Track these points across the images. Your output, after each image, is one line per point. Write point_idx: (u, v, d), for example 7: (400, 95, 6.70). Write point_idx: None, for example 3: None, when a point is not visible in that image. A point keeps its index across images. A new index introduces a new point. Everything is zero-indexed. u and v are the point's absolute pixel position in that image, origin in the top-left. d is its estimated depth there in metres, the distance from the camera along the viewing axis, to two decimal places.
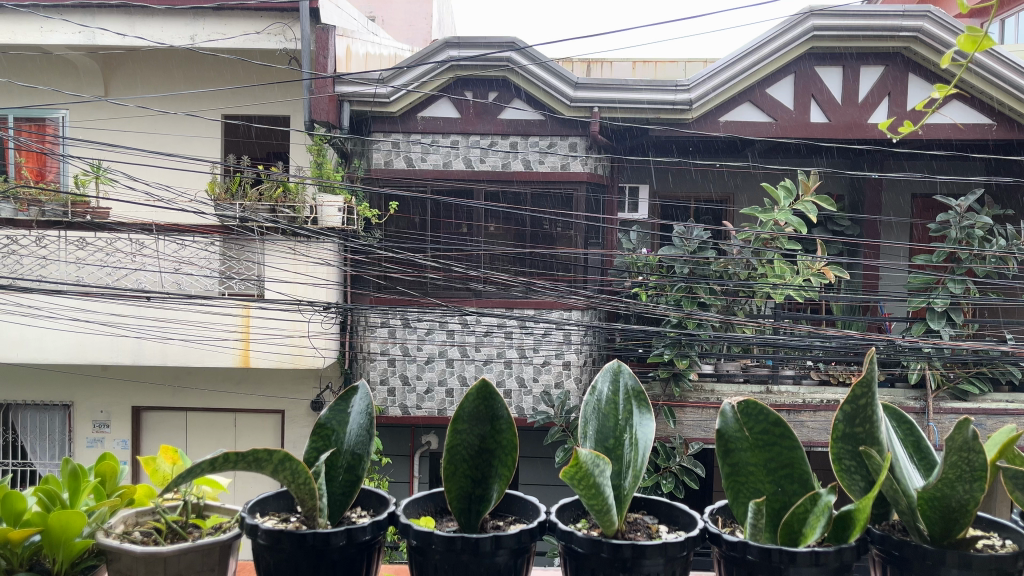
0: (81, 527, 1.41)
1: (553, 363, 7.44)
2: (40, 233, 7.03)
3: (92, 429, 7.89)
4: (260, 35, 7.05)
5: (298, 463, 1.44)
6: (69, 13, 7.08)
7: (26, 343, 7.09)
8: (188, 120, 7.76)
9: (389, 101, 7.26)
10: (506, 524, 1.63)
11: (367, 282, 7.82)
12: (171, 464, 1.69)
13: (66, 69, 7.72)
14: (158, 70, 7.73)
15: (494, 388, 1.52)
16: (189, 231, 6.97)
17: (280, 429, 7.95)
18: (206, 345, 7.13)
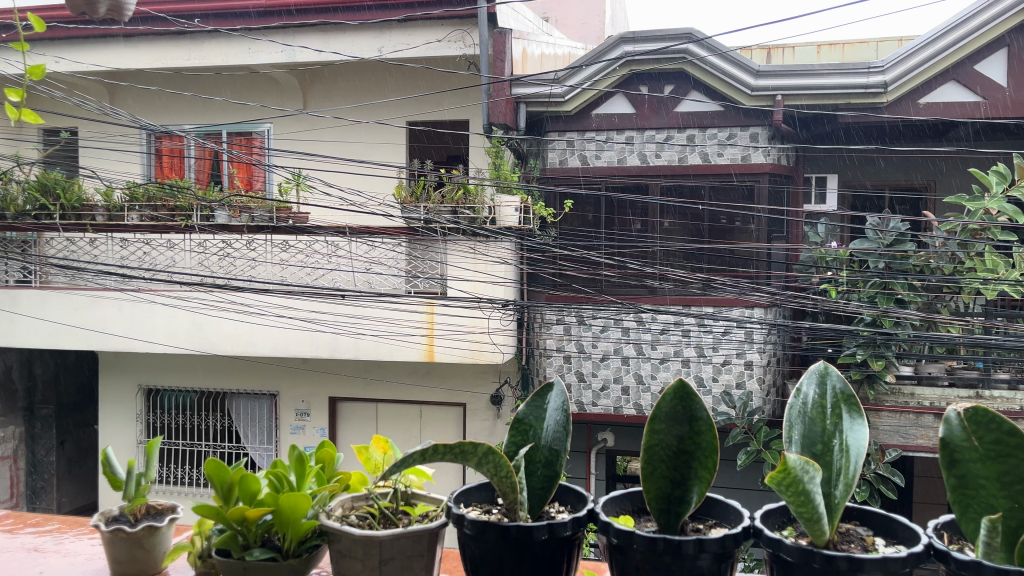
0: (307, 509, 1.53)
1: (733, 362, 7.21)
2: (250, 238, 7.71)
3: (295, 417, 8.55)
4: (441, 43, 7.36)
5: (501, 457, 1.50)
6: (274, 34, 7.70)
7: (239, 337, 7.78)
8: (377, 127, 8.21)
9: (563, 101, 7.36)
10: (707, 527, 1.59)
11: (543, 279, 7.91)
12: (382, 453, 1.79)
13: (269, 86, 8.39)
14: (348, 82, 8.24)
15: (693, 389, 1.50)
16: (378, 233, 7.39)
17: (462, 421, 8.29)
18: (395, 340, 7.54)
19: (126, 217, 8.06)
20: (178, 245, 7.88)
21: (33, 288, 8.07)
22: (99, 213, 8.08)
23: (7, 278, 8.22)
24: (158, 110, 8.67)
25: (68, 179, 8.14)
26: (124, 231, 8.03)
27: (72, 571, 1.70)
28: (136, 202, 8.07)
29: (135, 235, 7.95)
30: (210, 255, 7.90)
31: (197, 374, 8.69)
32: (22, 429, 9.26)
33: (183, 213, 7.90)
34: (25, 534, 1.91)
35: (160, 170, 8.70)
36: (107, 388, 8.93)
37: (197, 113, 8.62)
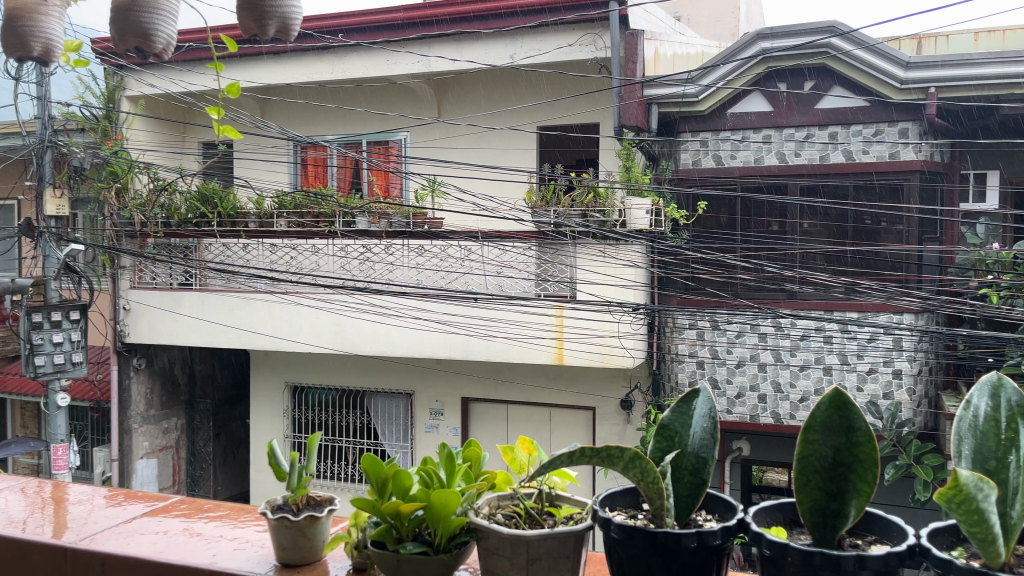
0: (457, 505, 1.57)
1: (880, 371, 6.85)
2: (388, 242, 8.02)
3: (429, 416, 8.80)
4: (572, 47, 7.39)
5: (648, 463, 1.49)
6: (412, 45, 7.99)
7: (377, 338, 8.10)
8: (510, 133, 8.34)
9: (697, 100, 7.17)
10: (866, 543, 1.52)
11: (675, 283, 7.78)
12: (527, 454, 1.82)
13: (406, 96, 8.69)
14: (481, 89, 8.42)
15: (851, 398, 1.44)
16: (509, 237, 7.50)
17: (591, 425, 8.29)
18: (527, 343, 7.63)
19: (276, 224, 8.48)
20: (322, 249, 8.29)
21: (193, 291, 8.71)
22: (252, 220, 8.58)
23: (171, 280, 8.90)
24: (304, 122, 9.16)
25: (224, 189, 8.74)
26: (274, 237, 8.48)
27: (242, 555, 1.81)
28: (284, 210, 8.44)
29: (284, 240, 8.44)
30: (351, 259, 8.29)
31: (338, 373, 9.10)
32: (183, 421, 9.99)
33: (327, 219, 8.27)
34: (198, 519, 2.05)
35: (306, 178, 9.18)
36: (258, 384, 9.49)
37: (339, 123, 9.02)
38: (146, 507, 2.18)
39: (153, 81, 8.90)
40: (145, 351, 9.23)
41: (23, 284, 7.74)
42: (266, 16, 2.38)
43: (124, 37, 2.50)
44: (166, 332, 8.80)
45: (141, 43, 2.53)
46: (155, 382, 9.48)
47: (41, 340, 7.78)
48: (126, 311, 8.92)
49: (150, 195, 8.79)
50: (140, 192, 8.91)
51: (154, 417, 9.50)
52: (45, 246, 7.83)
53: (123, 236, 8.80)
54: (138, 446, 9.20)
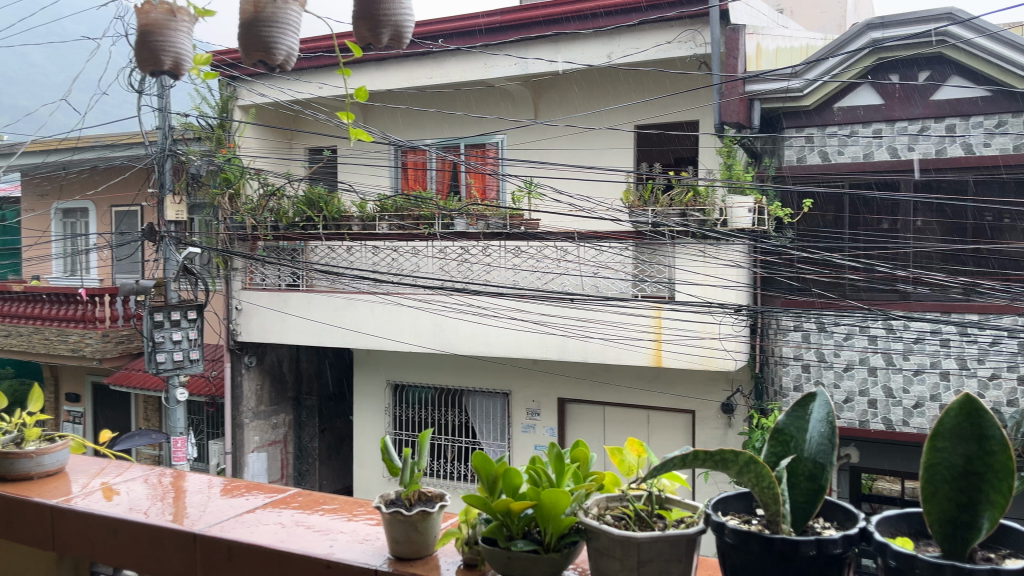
0: (567, 504, 1.58)
1: (1003, 377, 6.46)
2: (486, 243, 8.11)
3: (526, 416, 8.85)
4: (671, 44, 7.30)
5: (763, 467, 1.46)
6: (509, 48, 8.06)
7: (475, 337, 8.20)
8: (607, 133, 8.30)
9: (802, 95, 6.91)
10: (1000, 558, 1.44)
11: (779, 283, 7.57)
12: (636, 456, 1.82)
13: (503, 98, 8.77)
14: (578, 90, 8.41)
15: (983, 404, 1.36)
16: (607, 237, 7.47)
17: (691, 428, 8.15)
18: (625, 344, 7.57)
19: (377, 227, 8.76)
20: (422, 251, 8.46)
21: (301, 291, 9.05)
22: (355, 223, 8.85)
23: (280, 281, 9.26)
24: (406, 126, 9.39)
25: (329, 193, 9.04)
26: (375, 239, 8.77)
27: (358, 547, 1.87)
28: (386, 213, 8.76)
29: (385, 242, 8.67)
30: (450, 261, 8.42)
31: (436, 373, 9.26)
32: (291, 417, 10.38)
33: (426, 222, 8.44)
34: (314, 512, 2.12)
35: (407, 182, 9.40)
36: (361, 382, 9.77)
37: (439, 127, 9.22)
38: (265, 499, 2.27)
39: (264, 90, 9.32)
40: (255, 349, 9.65)
41: (146, 285, 8.23)
42: (381, 24, 2.45)
43: (248, 51, 2.57)
44: (275, 331, 9.18)
45: (264, 57, 2.59)
46: (265, 379, 9.89)
47: (161, 338, 8.25)
48: (238, 311, 9.36)
49: (261, 200, 9.19)
50: (252, 197, 9.32)
51: (264, 413, 9.91)
52: (165, 248, 8.29)
53: (235, 239, 9.22)
54: (249, 440, 9.63)
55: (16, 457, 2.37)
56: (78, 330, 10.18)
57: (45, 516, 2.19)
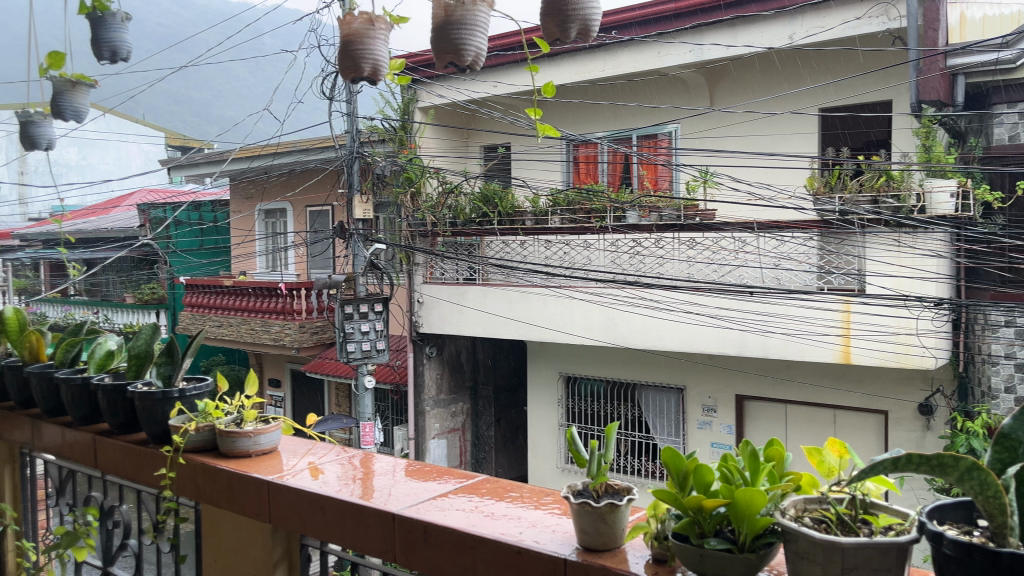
0: (763, 504, 1.53)
1: None
2: (660, 236, 7.99)
3: (702, 412, 8.65)
4: (860, 20, 6.85)
5: (988, 475, 1.34)
6: (684, 36, 7.89)
7: (649, 331, 8.10)
8: (791, 118, 7.92)
9: (1016, 66, 6.28)
10: None
11: (987, 274, 6.91)
12: (838, 458, 1.72)
13: (678, 87, 8.60)
14: (758, 74, 8.09)
15: None
16: (789, 227, 7.14)
17: (884, 430, 7.64)
18: (808, 339, 7.19)
19: (550, 221, 8.76)
20: (594, 244, 8.47)
21: (478, 285, 9.34)
22: (529, 218, 8.94)
23: (458, 276, 9.67)
24: (577, 121, 9.42)
25: (504, 189, 9.25)
26: (549, 233, 8.77)
27: (546, 536, 1.90)
28: (558, 207, 8.69)
29: (558, 236, 8.75)
30: (622, 254, 8.46)
31: (609, 366, 9.23)
32: (469, 406, 10.74)
33: (599, 215, 8.43)
34: (502, 500, 2.18)
35: (579, 176, 9.44)
36: (535, 374, 9.93)
37: (610, 119, 9.12)
38: (455, 484, 2.35)
39: (442, 91, 9.70)
40: (436, 341, 10.07)
41: (337, 279, 8.82)
42: (568, 20, 2.47)
43: (440, 53, 2.67)
44: (454, 323, 9.54)
45: (454, 59, 2.69)
46: (445, 369, 10.30)
47: (352, 329, 8.81)
48: (421, 304, 9.81)
49: (440, 198, 9.58)
50: (432, 194, 9.72)
51: (443, 401, 10.32)
52: (354, 245, 8.85)
53: (417, 235, 9.64)
54: (430, 427, 10.10)
55: (237, 435, 2.60)
56: (279, 321, 11.10)
57: (262, 490, 2.39)
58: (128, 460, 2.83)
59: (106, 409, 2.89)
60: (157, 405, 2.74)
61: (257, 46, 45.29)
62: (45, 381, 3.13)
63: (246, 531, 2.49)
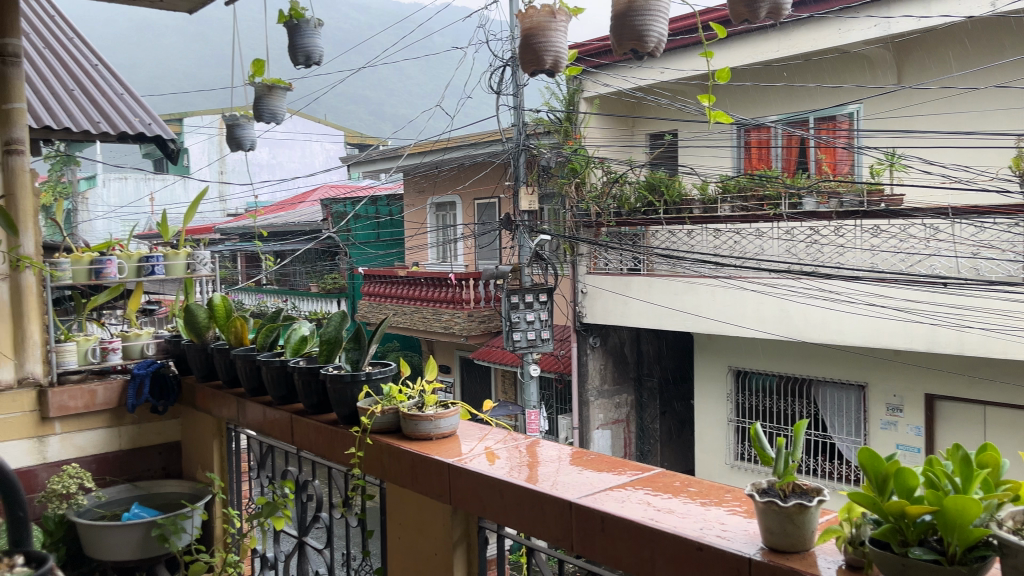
0: (979, 513, 1.40)
1: None
2: (840, 223, 7.54)
3: (886, 412, 8.10)
4: None
5: None
6: (869, 9, 7.39)
7: (827, 325, 7.68)
8: (993, 92, 7.24)
9: None
10: None
11: None
12: None
13: (861, 65, 8.08)
14: (954, 46, 7.43)
15: None
16: (990, 212, 6.53)
17: None
18: (1011, 336, 6.54)
19: (720, 209, 8.50)
20: (767, 233, 8.14)
21: (642, 275, 9.23)
22: (697, 206, 8.70)
23: (622, 266, 9.53)
24: (749, 104, 9.05)
25: (671, 177, 9.07)
26: (718, 222, 8.50)
27: (728, 532, 1.84)
28: (729, 195, 8.40)
29: (728, 225, 8.48)
30: (798, 242, 8.09)
31: (781, 359, 8.84)
32: (634, 397, 10.67)
33: (772, 202, 8.07)
34: (681, 495, 2.13)
35: (749, 161, 9.08)
36: (702, 366, 9.68)
37: (786, 102, 8.73)
38: (631, 476, 2.33)
39: (608, 80, 9.65)
40: (600, 331, 10.08)
41: (504, 269, 9.02)
42: None
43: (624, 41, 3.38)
44: (619, 314, 9.51)
45: (636, 45, 3.39)
46: (609, 360, 10.28)
47: (518, 318, 8.98)
48: (584, 294, 9.86)
49: (605, 188, 9.55)
50: (596, 184, 9.69)
51: (608, 392, 10.32)
52: (520, 236, 9.01)
53: (581, 226, 9.65)
54: (595, 417, 10.14)
55: (419, 419, 2.72)
56: (449, 310, 11.52)
57: (443, 473, 2.49)
58: (321, 438, 3.03)
59: (301, 389, 3.12)
60: (346, 388, 2.92)
61: (427, 45, 46.94)
62: (248, 363, 3.41)
63: (427, 511, 2.60)
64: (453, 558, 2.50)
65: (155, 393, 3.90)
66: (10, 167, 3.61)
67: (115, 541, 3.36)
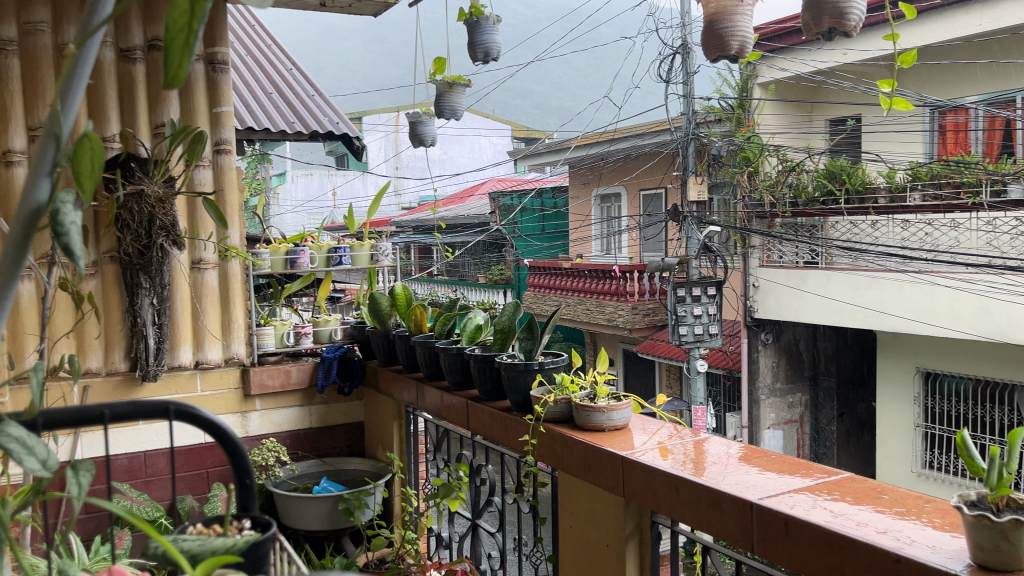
0: None
1: None
2: None
3: None
4: None
5: None
6: None
7: None
8: None
9: None
10: None
11: None
12: None
13: None
14: None
15: None
16: None
17: None
18: None
19: (909, 198, 7.90)
20: (964, 223, 7.48)
21: (820, 269, 8.79)
22: (882, 195, 8.12)
23: (798, 259, 9.12)
24: (944, 84, 8.35)
25: (853, 164, 8.52)
26: (907, 212, 7.89)
27: (926, 546, 1.71)
28: (919, 182, 7.76)
29: (917, 215, 7.87)
30: (1000, 234, 7.37)
31: (978, 362, 8.08)
32: (809, 397, 10.18)
33: (970, 190, 7.39)
34: (873, 503, 2.01)
35: (944, 146, 8.37)
36: (885, 366, 9.06)
37: (988, 80, 7.95)
38: (816, 479, 2.22)
39: (784, 65, 9.26)
40: (772, 327, 9.68)
41: (671, 262, 8.86)
42: None
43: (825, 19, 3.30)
44: (794, 309, 9.11)
45: (835, 23, 3.29)
46: (782, 357, 9.85)
47: (684, 312, 8.77)
48: (756, 289, 9.54)
49: (781, 177, 9.14)
50: (770, 173, 9.29)
51: (780, 391, 9.90)
52: (688, 228, 8.81)
53: (753, 217, 9.27)
54: (765, 416, 9.78)
55: (591, 410, 2.72)
56: (614, 302, 11.47)
57: (616, 465, 2.48)
58: (496, 425, 3.11)
59: (476, 376, 3.21)
60: (520, 376, 2.98)
61: (594, 36, 46.84)
62: (427, 349, 3.57)
63: (600, 502, 2.60)
64: (625, 551, 2.49)
65: (342, 374, 4.18)
66: (219, 165, 3.96)
67: (307, 512, 3.63)
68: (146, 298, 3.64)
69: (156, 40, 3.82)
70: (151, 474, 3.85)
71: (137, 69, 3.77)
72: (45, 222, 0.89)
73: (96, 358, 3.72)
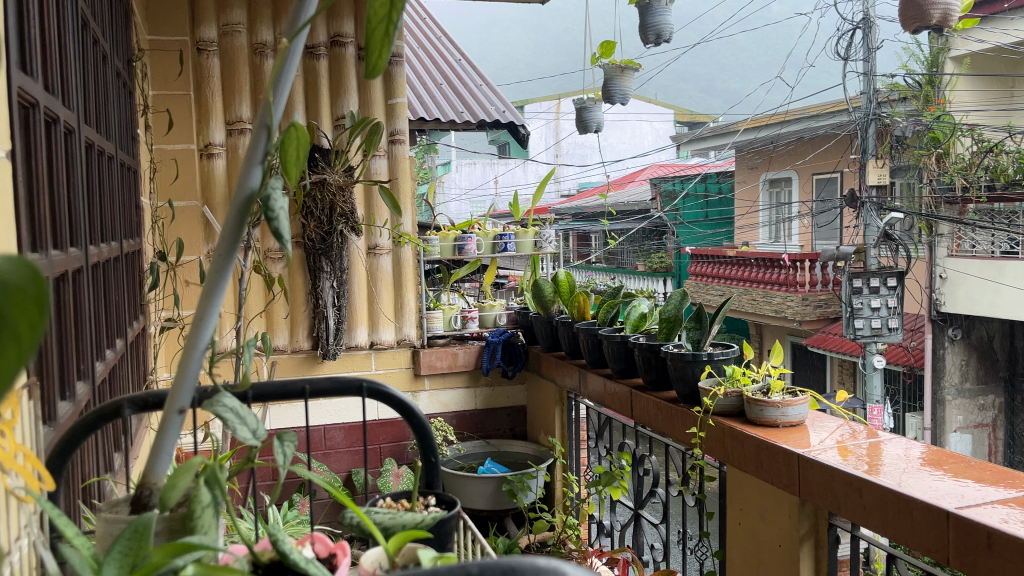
0: None
1: None
2: None
3: None
4: None
5: None
6: None
7: None
8: None
9: None
10: None
11: None
12: None
13: None
14: None
15: None
16: None
17: None
18: None
19: None
20: None
21: (1020, 259, 8.08)
22: None
23: (994, 248, 8.32)
24: None
25: None
26: None
27: None
28: None
29: None
30: None
31: None
32: (1003, 400, 9.31)
33: None
34: None
35: None
36: None
37: None
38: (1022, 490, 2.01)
39: (982, 35, 8.48)
40: (962, 322, 8.94)
41: (847, 250, 8.32)
42: None
43: None
44: (987, 302, 8.40)
45: None
46: (973, 356, 9.04)
47: (861, 304, 8.22)
48: (943, 280, 8.87)
49: (975, 158, 8.34)
50: (963, 155, 8.51)
51: (970, 391, 9.07)
52: (866, 215, 8.27)
53: (942, 202, 8.53)
54: (952, 419, 8.99)
55: (764, 404, 2.61)
56: (782, 293, 10.99)
57: (792, 463, 2.36)
58: (661, 415, 3.05)
59: (641, 364, 3.16)
60: (688, 367, 2.89)
61: (762, 15, 44.88)
62: (590, 337, 3.55)
63: (773, 501, 2.49)
64: (799, 553, 2.37)
65: (506, 358, 4.26)
66: (394, 154, 4.13)
67: (472, 491, 3.73)
68: (327, 281, 3.88)
69: (338, 36, 4.03)
70: (329, 446, 4.10)
71: (321, 64, 4.01)
72: (256, 208, 0.95)
73: (283, 336, 4.00)
